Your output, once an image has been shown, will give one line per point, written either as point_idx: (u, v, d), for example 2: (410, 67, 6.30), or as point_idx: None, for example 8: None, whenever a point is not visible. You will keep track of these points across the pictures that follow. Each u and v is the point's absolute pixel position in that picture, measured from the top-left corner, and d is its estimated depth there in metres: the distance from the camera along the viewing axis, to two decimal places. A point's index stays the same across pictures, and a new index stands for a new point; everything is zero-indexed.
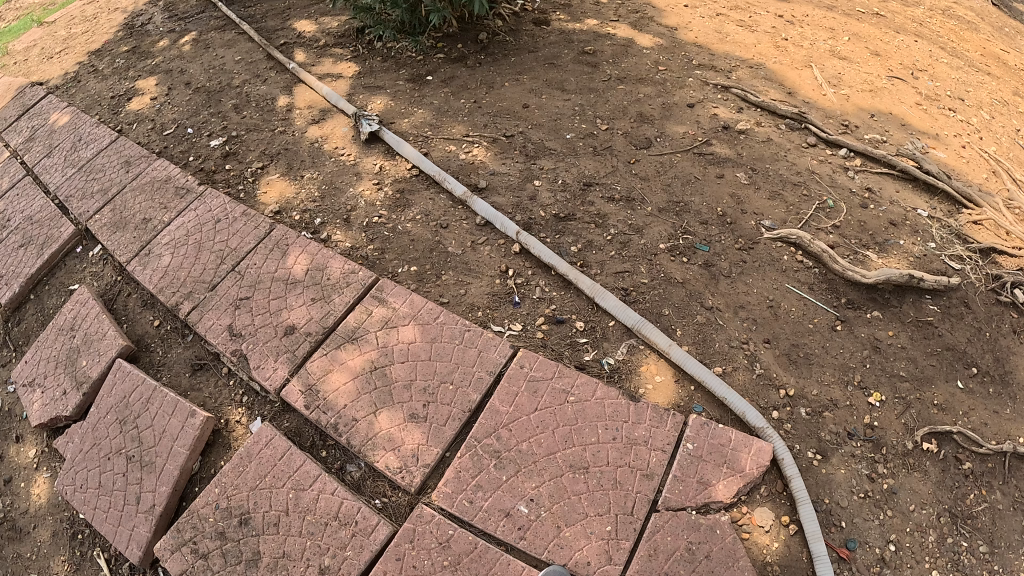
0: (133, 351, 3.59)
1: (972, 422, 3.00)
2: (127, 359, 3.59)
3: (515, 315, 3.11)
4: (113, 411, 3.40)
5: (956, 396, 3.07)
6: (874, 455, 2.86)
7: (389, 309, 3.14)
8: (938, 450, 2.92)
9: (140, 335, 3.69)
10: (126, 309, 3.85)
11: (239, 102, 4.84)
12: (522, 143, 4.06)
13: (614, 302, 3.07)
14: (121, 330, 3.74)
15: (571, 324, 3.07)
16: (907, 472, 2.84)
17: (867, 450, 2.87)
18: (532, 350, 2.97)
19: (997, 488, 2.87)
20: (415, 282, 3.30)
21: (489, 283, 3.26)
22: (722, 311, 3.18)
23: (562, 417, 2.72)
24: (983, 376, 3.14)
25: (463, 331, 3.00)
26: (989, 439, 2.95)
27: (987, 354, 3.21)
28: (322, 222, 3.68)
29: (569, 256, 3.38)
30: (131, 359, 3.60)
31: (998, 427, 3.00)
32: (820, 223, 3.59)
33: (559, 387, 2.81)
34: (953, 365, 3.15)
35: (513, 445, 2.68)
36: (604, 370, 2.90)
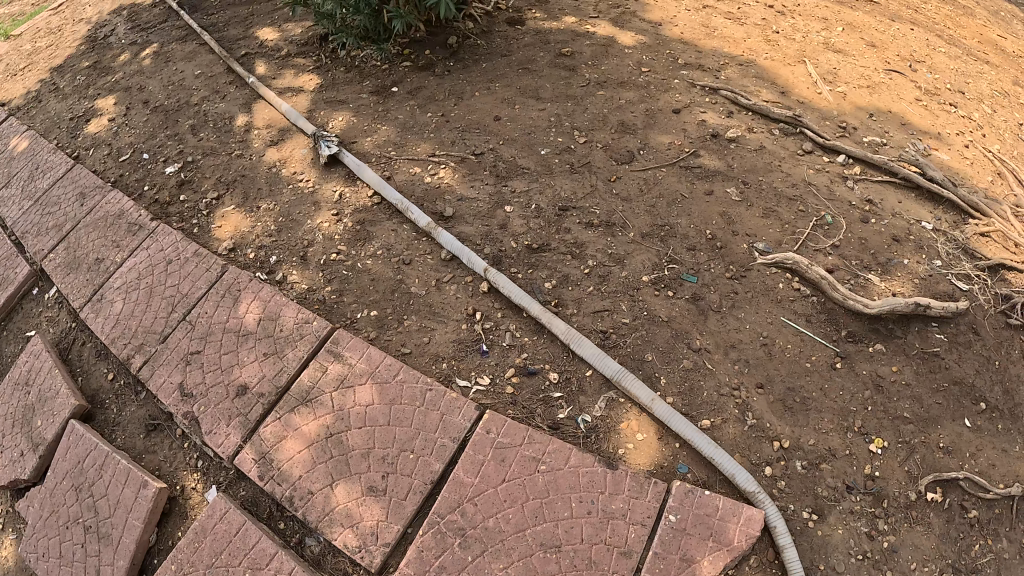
0: (87, 411, 3.36)
1: (980, 466, 2.73)
2: (82, 418, 3.36)
3: (483, 367, 2.84)
4: (69, 477, 3.17)
5: (963, 436, 2.78)
6: (874, 510, 2.60)
7: (345, 365, 2.81)
8: (943, 499, 2.65)
9: (95, 390, 3.45)
10: (81, 360, 3.60)
11: (196, 122, 4.52)
12: (492, 162, 3.76)
13: (591, 350, 2.81)
14: (76, 385, 3.51)
15: (544, 376, 2.80)
16: (909, 526, 2.59)
17: (867, 505, 2.61)
18: (500, 408, 2.71)
19: (1004, 535, 2.64)
20: (376, 330, 3.03)
21: (454, 331, 2.99)
22: (712, 352, 2.90)
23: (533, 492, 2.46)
24: (993, 412, 2.85)
25: (425, 392, 2.69)
26: (996, 482, 2.70)
27: (999, 386, 2.91)
28: (277, 260, 3.41)
29: (542, 294, 3.10)
30: (86, 419, 3.37)
31: (1007, 469, 2.73)
32: (818, 243, 3.30)
33: (529, 454, 2.55)
34: (960, 402, 2.85)
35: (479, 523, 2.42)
36: (580, 429, 2.64)
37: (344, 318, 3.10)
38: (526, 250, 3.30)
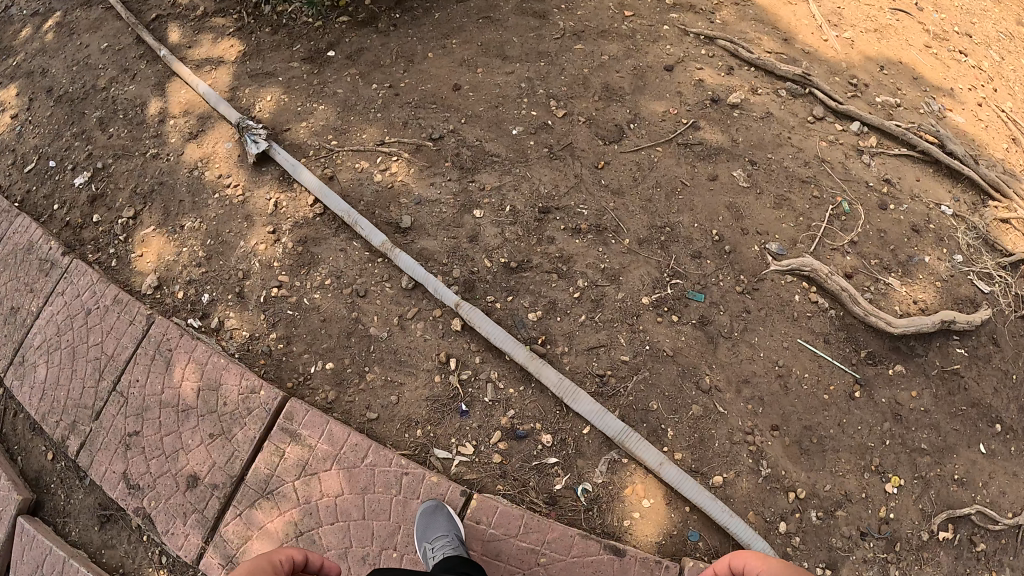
0: (33, 502, 2.76)
1: (992, 495, 2.46)
2: (30, 510, 2.76)
3: (462, 434, 2.37)
4: None
5: (978, 464, 2.49)
6: (888, 556, 2.31)
7: (305, 447, 2.39)
8: (954, 535, 2.40)
9: (37, 472, 2.83)
10: (17, 434, 2.93)
11: (104, 113, 3.60)
12: (454, 150, 3.00)
13: (591, 404, 2.37)
14: (17, 470, 2.86)
15: (535, 439, 2.36)
16: (920, 569, 2.33)
17: (879, 551, 2.32)
18: (489, 484, 2.31)
19: (1009, 566, 2.42)
20: (334, 388, 2.47)
21: (427, 394, 2.43)
22: (722, 391, 2.46)
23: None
24: (1009, 433, 2.56)
25: (399, 477, 2.30)
26: (1006, 512, 2.45)
27: (1015, 403, 2.61)
28: (211, 300, 2.68)
29: (526, 330, 2.55)
30: (34, 510, 2.77)
31: (1018, 495, 2.48)
32: (835, 240, 2.82)
33: (524, 542, 2.23)
34: (976, 426, 2.55)
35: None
36: (581, 502, 2.28)
37: (298, 375, 2.51)
38: (503, 270, 2.67)
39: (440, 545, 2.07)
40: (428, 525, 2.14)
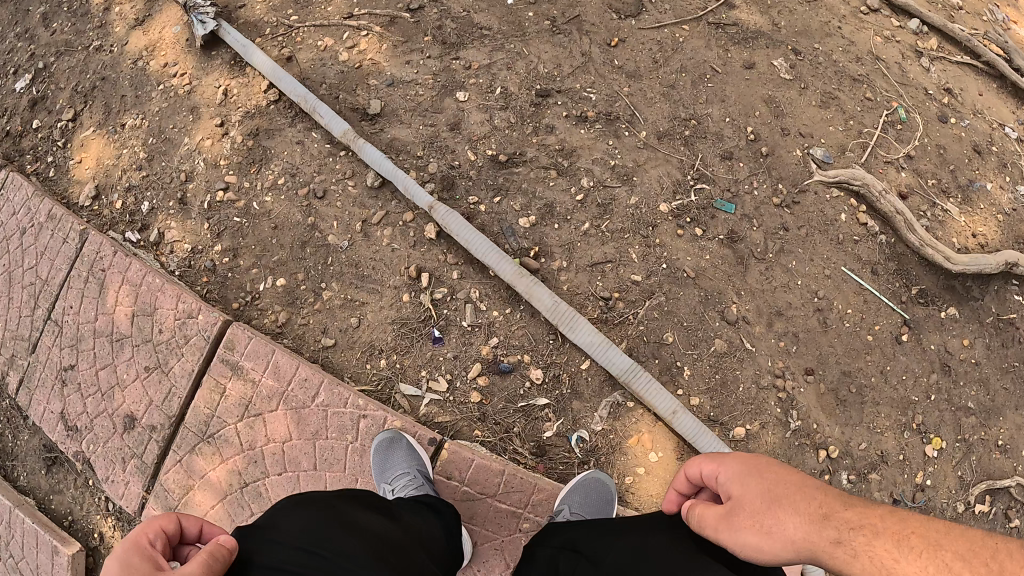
0: None
1: None
2: None
3: (442, 367, 1.63)
4: None
5: None
6: None
7: (250, 382, 1.75)
8: (990, 510, 2.03)
9: None
10: None
11: (47, 8, 3.02)
12: (435, 22, 2.18)
13: (585, 333, 1.62)
14: None
15: (524, 377, 1.64)
16: None
17: None
18: (465, 433, 1.61)
19: None
20: (285, 308, 1.79)
21: (392, 327, 1.70)
22: (753, 324, 1.91)
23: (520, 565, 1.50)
24: None
25: (357, 422, 1.63)
26: None
27: None
28: (152, 208, 2.19)
29: (514, 237, 1.86)
30: None
31: None
32: (889, 151, 2.35)
33: (504, 504, 1.56)
34: None
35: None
36: (575, 455, 1.59)
37: (245, 293, 1.85)
38: (489, 162, 1.96)
39: (401, 489, 1.46)
40: (384, 464, 1.51)
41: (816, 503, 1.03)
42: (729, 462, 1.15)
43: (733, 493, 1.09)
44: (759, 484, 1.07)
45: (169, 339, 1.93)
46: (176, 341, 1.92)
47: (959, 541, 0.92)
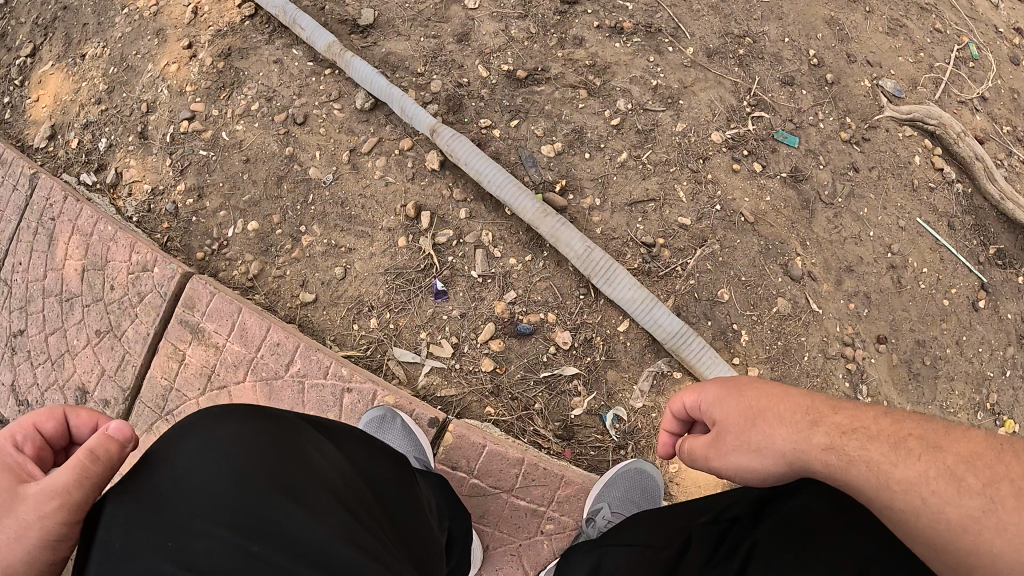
0: None
1: None
2: None
3: (445, 327, 1.30)
4: None
5: None
6: None
7: (213, 348, 1.43)
8: None
9: None
10: None
11: None
12: None
13: (626, 288, 1.30)
14: None
15: (546, 339, 1.30)
16: None
17: None
18: (475, 407, 1.28)
19: None
20: (258, 257, 1.46)
21: (384, 278, 1.34)
22: (821, 282, 1.59)
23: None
24: None
25: (341, 397, 1.30)
26: None
27: None
28: (110, 145, 1.87)
29: (537, 170, 1.43)
30: None
31: None
32: (962, 90, 1.95)
33: (522, 500, 1.25)
34: None
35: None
36: (610, 438, 1.29)
37: (211, 239, 1.51)
38: (504, 80, 1.50)
39: None
40: None
41: (802, 415, 0.78)
42: (702, 385, 0.89)
43: (710, 412, 0.85)
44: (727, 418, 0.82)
45: (122, 299, 1.65)
46: (131, 301, 1.64)
47: (963, 442, 0.71)
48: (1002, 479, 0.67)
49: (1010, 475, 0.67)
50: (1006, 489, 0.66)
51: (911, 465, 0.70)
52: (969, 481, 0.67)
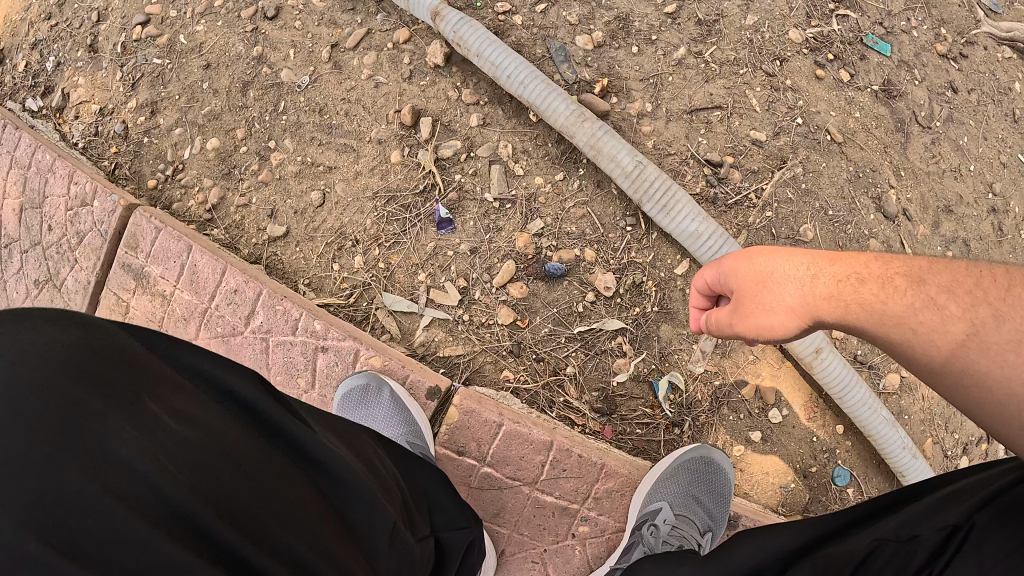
0: None
1: None
2: None
3: (449, 267, 1.01)
4: None
5: None
6: None
7: (162, 297, 1.15)
8: None
9: None
10: None
11: None
12: None
13: (689, 220, 1.00)
14: None
15: (580, 282, 1.01)
16: None
17: None
18: (486, 371, 0.99)
19: None
20: (219, 182, 1.17)
21: (372, 204, 1.05)
22: (917, 223, 1.20)
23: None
24: None
25: (316, 357, 1.01)
26: None
27: None
28: (56, 65, 1.45)
29: (570, 67, 1.13)
30: None
31: None
32: None
33: (548, 496, 0.97)
34: None
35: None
36: (662, 412, 1.02)
37: (164, 163, 1.21)
38: None
39: None
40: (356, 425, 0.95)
41: (796, 268, 0.62)
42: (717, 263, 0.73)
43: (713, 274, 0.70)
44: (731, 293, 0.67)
45: (54, 243, 1.34)
46: (64, 245, 1.33)
47: (948, 271, 0.55)
48: (982, 304, 0.52)
49: (991, 298, 0.52)
50: (987, 312, 0.52)
51: (898, 300, 0.55)
52: (948, 310, 0.53)
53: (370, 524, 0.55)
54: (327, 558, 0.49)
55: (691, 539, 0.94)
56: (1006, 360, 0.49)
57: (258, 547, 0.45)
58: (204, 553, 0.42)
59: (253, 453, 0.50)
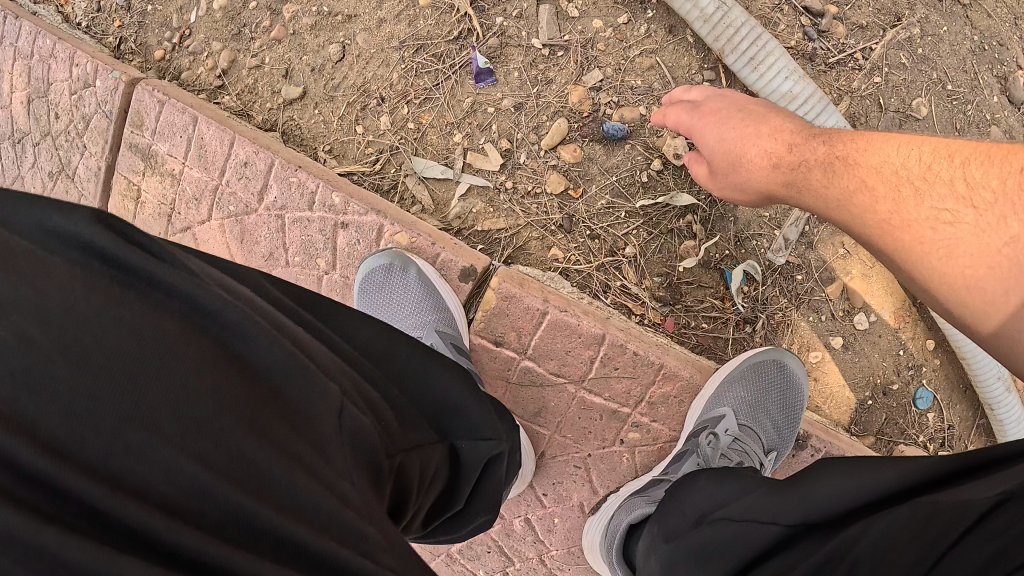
0: None
1: None
2: None
3: (489, 126, 0.89)
4: None
5: None
6: None
7: (168, 176, 1.03)
8: None
9: None
10: None
11: None
12: None
13: (785, 78, 0.87)
14: None
15: (642, 147, 0.88)
16: None
17: None
18: (529, 249, 0.86)
19: None
20: (227, 44, 1.02)
21: (398, 55, 0.92)
22: None
23: (613, 498, 0.85)
24: None
25: (336, 231, 0.89)
26: None
27: None
28: None
29: None
30: None
31: None
32: None
33: (596, 397, 0.84)
34: None
35: (516, 544, 0.91)
36: (734, 306, 0.89)
37: (169, 31, 1.06)
38: None
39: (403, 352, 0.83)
40: (380, 303, 0.85)
41: (766, 158, 0.73)
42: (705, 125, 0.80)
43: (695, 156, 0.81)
44: (720, 161, 0.78)
45: (60, 128, 1.11)
46: (68, 131, 1.10)
47: (881, 149, 0.66)
48: (906, 183, 0.62)
49: (913, 176, 0.62)
50: (909, 192, 0.62)
51: (839, 181, 0.67)
52: (879, 193, 0.64)
53: (307, 398, 0.45)
54: (234, 469, 0.38)
55: (755, 457, 0.83)
56: (925, 234, 0.60)
57: (115, 479, 0.35)
58: (32, 502, 0.32)
59: (119, 336, 0.39)
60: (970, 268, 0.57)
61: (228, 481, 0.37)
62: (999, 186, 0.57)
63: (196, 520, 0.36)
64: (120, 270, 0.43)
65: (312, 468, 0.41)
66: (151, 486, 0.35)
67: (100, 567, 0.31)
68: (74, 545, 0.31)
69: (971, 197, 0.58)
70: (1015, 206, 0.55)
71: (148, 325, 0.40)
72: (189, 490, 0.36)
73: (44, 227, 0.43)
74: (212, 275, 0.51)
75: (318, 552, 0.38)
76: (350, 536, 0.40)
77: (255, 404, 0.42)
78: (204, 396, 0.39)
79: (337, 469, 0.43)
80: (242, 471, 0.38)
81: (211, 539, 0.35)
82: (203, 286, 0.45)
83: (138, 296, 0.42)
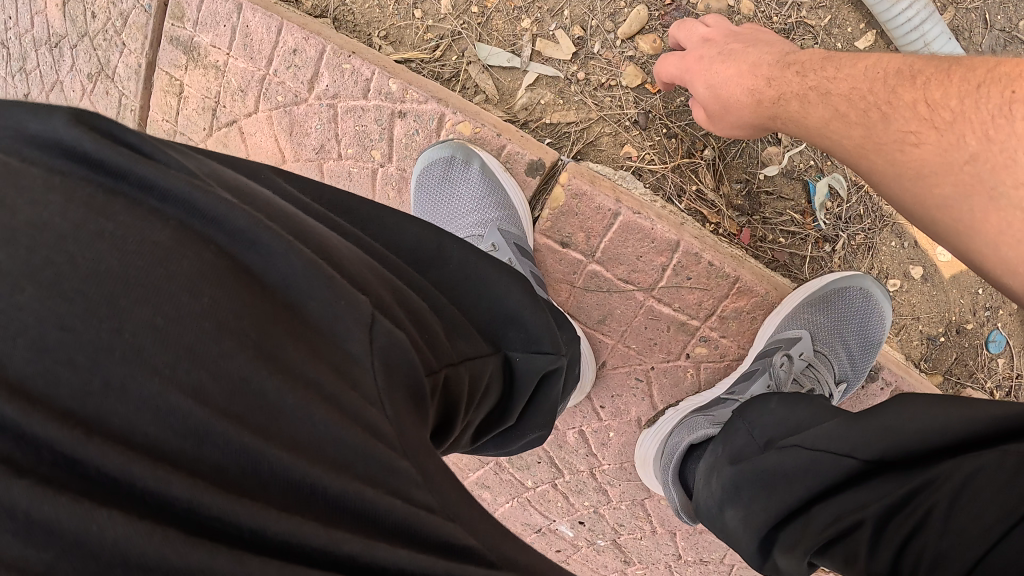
0: None
1: None
2: None
3: (561, 11, 0.81)
4: None
5: None
6: None
7: (207, 69, 0.94)
8: None
9: None
10: None
11: None
12: None
13: None
14: None
15: None
16: None
17: None
18: (600, 144, 0.81)
19: None
20: None
21: None
22: None
23: (672, 413, 0.81)
24: None
25: (395, 123, 0.85)
26: None
27: None
28: None
29: None
30: None
31: None
32: None
33: (666, 307, 0.80)
34: None
35: (567, 458, 0.88)
36: (815, 223, 0.81)
37: None
38: None
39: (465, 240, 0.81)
40: (441, 194, 0.83)
41: (748, 95, 0.66)
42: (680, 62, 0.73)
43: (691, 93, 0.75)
44: (702, 99, 0.71)
45: (96, 28, 1.02)
46: (106, 29, 1.01)
47: (848, 73, 0.58)
48: (874, 109, 0.55)
49: (880, 99, 0.55)
50: (878, 116, 0.55)
51: (819, 110, 0.59)
52: (850, 120, 0.57)
53: (326, 318, 0.35)
54: (239, 402, 0.29)
55: (825, 385, 0.78)
56: (896, 156, 0.54)
57: (91, 420, 0.27)
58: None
59: (96, 252, 0.30)
60: (938, 188, 0.51)
61: (231, 416, 0.29)
62: (959, 104, 0.49)
63: (191, 464, 0.27)
64: (98, 170, 0.33)
65: (335, 395, 0.32)
66: (136, 427, 0.27)
67: (78, 527, 0.24)
68: (46, 502, 0.24)
69: (934, 118, 0.51)
70: (974, 123, 0.48)
71: (129, 236, 0.31)
72: (184, 429, 0.28)
73: (21, 137, 0.35)
74: (221, 171, 0.41)
75: (341, 496, 0.30)
76: (384, 472, 0.32)
77: (263, 324, 0.32)
78: (202, 316, 0.30)
79: (366, 395, 0.34)
80: (248, 404, 0.29)
81: (206, 487, 0.27)
82: (203, 187, 0.35)
83: (126, 206, 0.32)
